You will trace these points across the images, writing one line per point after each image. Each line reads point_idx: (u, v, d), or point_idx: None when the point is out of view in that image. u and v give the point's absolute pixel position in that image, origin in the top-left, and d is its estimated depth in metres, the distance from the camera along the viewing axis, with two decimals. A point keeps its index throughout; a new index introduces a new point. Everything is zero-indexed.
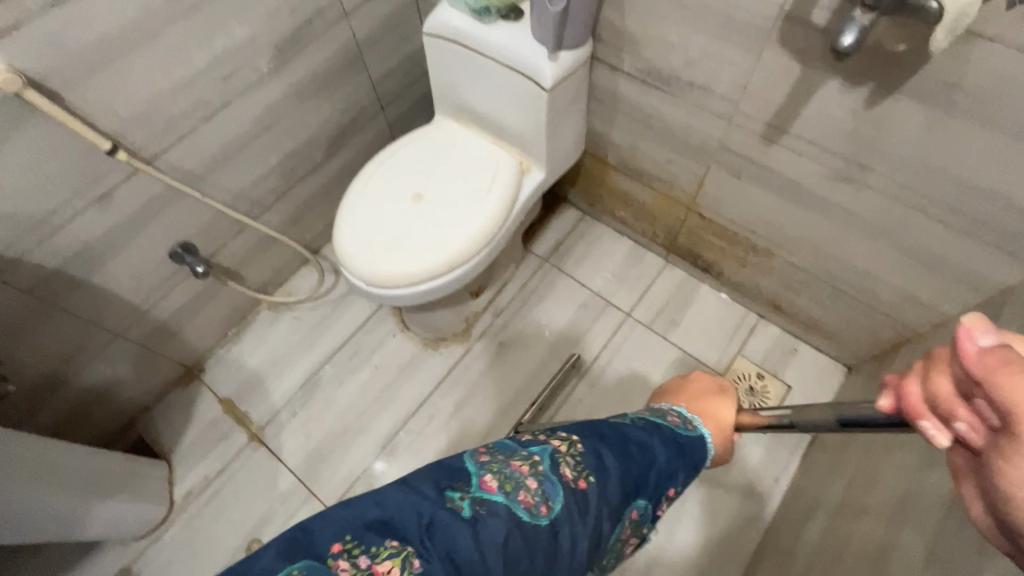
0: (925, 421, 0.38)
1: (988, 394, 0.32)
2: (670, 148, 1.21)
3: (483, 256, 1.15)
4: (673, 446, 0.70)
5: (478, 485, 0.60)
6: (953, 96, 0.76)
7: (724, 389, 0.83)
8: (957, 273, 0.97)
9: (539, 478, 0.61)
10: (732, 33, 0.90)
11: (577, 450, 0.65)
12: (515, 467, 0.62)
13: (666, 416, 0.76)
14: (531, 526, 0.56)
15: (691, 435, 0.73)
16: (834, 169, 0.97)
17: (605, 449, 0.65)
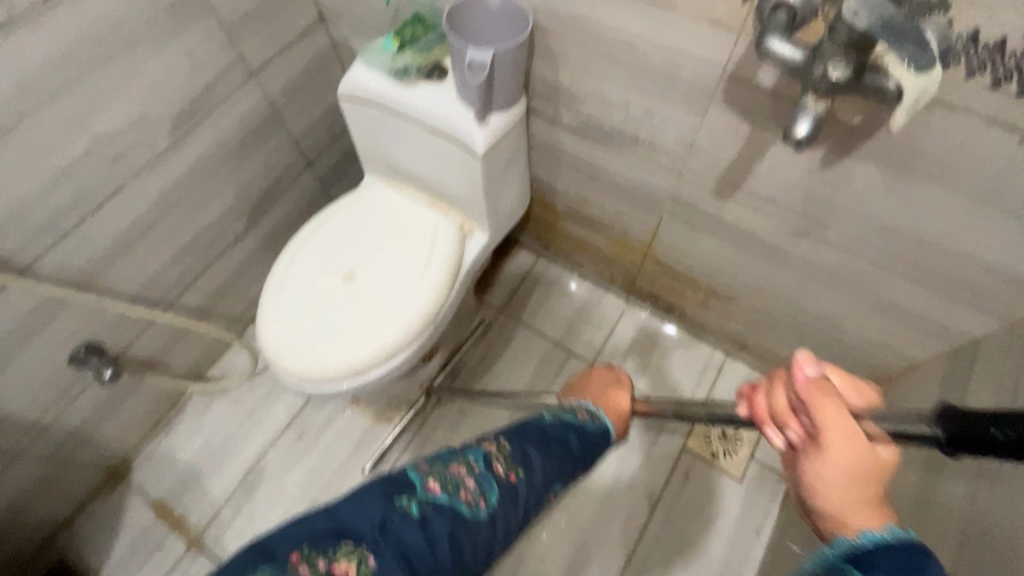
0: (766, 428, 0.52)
1: (807, 412, 0.45)
2: (620, 198, 1.13)
3: (427, 336, 1.04)
4: (581, 440, 0.74)
5: (420, 487, 0.57)
6: (913, 160, 0.70)
7: (620, 380, 0.92)
8: (925, 323, 0.93)
9: (476, 477, 0.60)
10: (674, 91, 0.82)
11: (506, 448, 0.65)
12: (453, 469, 0.60)
13: (577, 412, 0.79)
14: (473, 521, 0.56)
15: (597, 429, 0.78)
16: (792, 224, 0.91)
17: (532, 443, 0.67)
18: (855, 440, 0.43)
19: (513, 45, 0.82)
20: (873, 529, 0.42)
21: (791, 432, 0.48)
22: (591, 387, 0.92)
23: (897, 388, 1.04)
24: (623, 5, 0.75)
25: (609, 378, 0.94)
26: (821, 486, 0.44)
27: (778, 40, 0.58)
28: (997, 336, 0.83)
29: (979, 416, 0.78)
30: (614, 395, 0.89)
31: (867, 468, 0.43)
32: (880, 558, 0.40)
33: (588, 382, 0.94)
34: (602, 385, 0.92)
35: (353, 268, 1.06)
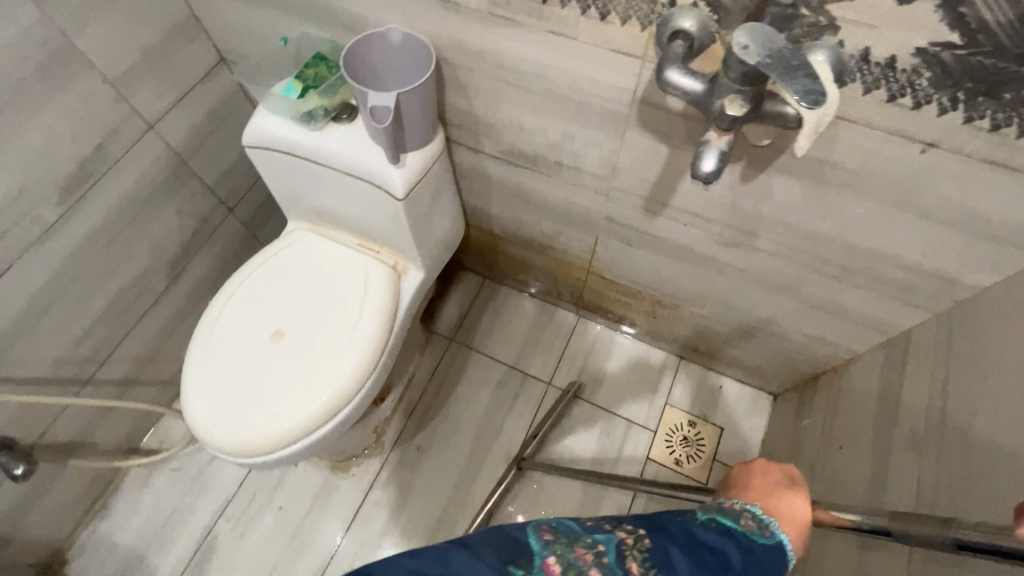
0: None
1: None
2: (556, 220, 1.11)
3: (367, 389, 1.00)
4: (751, 558, 0.50)
5: (537, 562, 0.46)
6: (824, 170, 0.70)
7: (796, 481, 0.59)
8: (859, 319, 0.94)
9: (601, 570, 0.46)
10: (589, 117, 0.80)
11: (647, 541, 0.49)
12: (579, 552, 0.47)
13: (739, 518, 0.54)
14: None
15: (768, 550, 0.52)
16: (721, 236, 0.91)
17: (681, 543, 0.49)
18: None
19: (419, 83, 0.79)
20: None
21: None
22: (755, 485, 0.60)
23: (841, 381, 1.06)
24: (527, 36, 0.73)
25: (779, 477, 0.60)
26: None
27: (677, 73, 0.56)
28: (926, 327, 0.86)
29: (916, 410, 0.79)
30: (789, 500, 0.57)
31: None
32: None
33: (748, 478, 0.61)
34: (770, 484, 0.59)
35: (281, 325, 1.01)
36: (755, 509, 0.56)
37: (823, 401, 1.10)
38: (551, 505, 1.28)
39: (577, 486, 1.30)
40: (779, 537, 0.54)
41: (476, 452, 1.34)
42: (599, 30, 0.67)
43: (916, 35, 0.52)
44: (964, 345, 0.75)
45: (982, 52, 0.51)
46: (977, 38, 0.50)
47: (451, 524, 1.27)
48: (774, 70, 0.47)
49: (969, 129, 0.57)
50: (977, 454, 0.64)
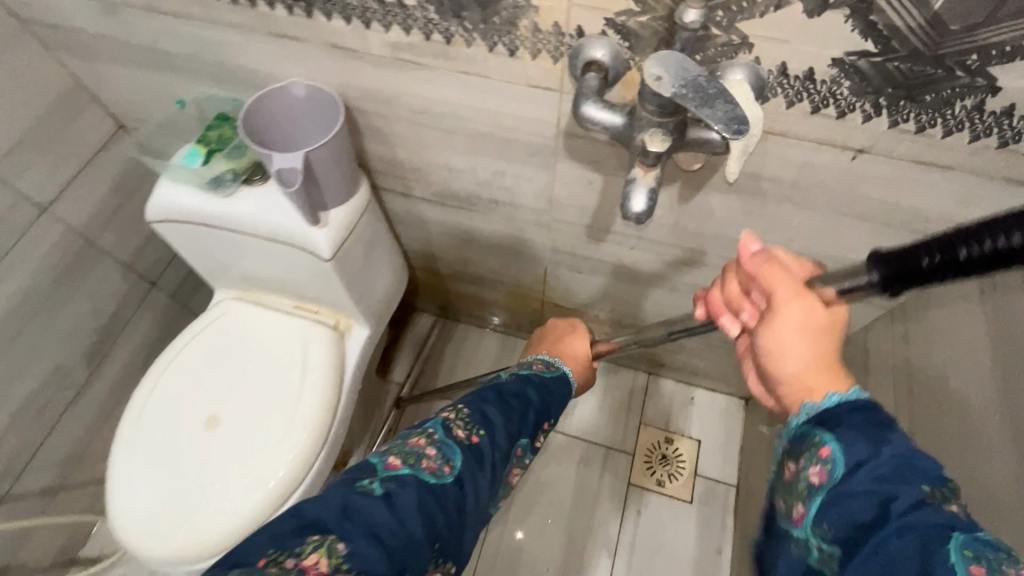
0: (721, 317, 0.54)
1: (760, 285, 0.47)
2: (502, 255, 1.07)
3: (317, 471, 0.92)
4: (542, 392, 0.64)
5: (379, 466, 0.49)
6: (761, 184, 0.68)
7: (576, 326, 0.83)
8: None
9: (436, 445, 0.51)
10: (517, 153, 0.76)
11: (465, 410, 0.56)
12: (412, 441, 0.52)
13: (532, 365, 0.70)
14: (442, 492, 0.48)
15: (555, 377, 0.69)
16: (669, 255, 0.88)
17: (493, 400, 0.58)
18: (807, 300, 0.44)
19: (329, 139, 0.73)
20: (837, 392, 0.44)
21: (749, 314, 0.49)
22: (547, 338, 0.82)
23: None
24: (436, 78, 0.68)
25: (562, 327, 0.83)
26: (784, 355, 0.45)
27: (593, 106, 0.53)
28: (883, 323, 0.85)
29: None
30: (569, 341, 0.80)
31: (828, 328, 0.44)
32: (853, 430, 0.41)
33: (542, 336, 0.83)
34: (557, 333, 0.82)
35: (215, 410, 0.92)
36: (544, 354, 0.76)
37: None
38: (537, 550, 1.22)
39: (561, 525, 1.24)
40: (564, 368, 0.73)
41: None
42: (511, 66, 0.63)
43: (831, 47, 0.50)
44: None
45: (897, 58, 0.49)
46: (891, 44, 0.49)
47: None
48: (691, 99, 0.44)
49: (896, 133, 0.56)
50: None
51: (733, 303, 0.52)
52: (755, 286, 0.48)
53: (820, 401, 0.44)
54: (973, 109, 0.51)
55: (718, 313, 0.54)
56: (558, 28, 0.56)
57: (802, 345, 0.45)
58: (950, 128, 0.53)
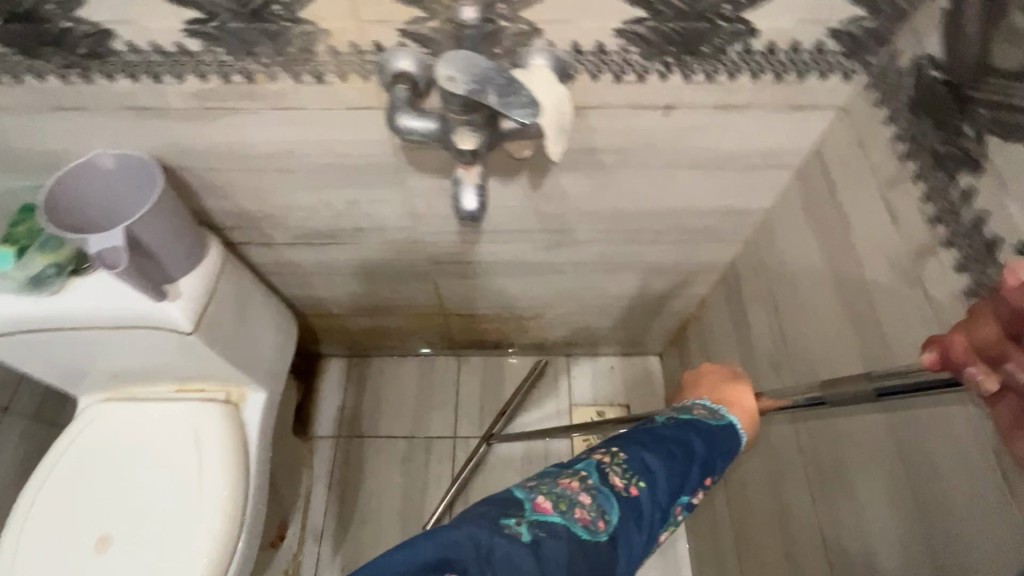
0: (964, 370, 0.38)
1: None
2: (386, 280, 1.04)
3: (239, 557, 0.85)
4: (710, 443, 0.53)
5: (528, 505, 0.45)
6: (597, 156, 0.71)
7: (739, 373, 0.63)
8: (693, 268, 0.99)
9: (591, 493, 0.46)
10: (362, 176, 0.75)
11: (622, 454, 0.50)
12: (564, 482, 0.47)
13: (693, 411, 0.57)
14: (593, 550, 0.44)
15: (723, 428, 0.56)
16: (542, 241, 0.90)
17: (653, 446, 0.51)
18: None
19: (149, 208, 0.67)
20: None
21: None
22: (700, 382, 0.63)
23: (703, 324, 1.11)
24: (253, 119, 0.65)
25: (723, 373, 0.63)
26: None
27: (407, 117, 0.53)
28: (744, 255, 0.92)
29: (764, 333, 0.85)
30: (734, 390, 0.61)
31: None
32: None
33: (694, 379, 0.65)
34: (716, 379, 0.62)
35: (106, 526, 0.82)
36: (705, 401, 0.59)
37: (699, 348, 1.14)
38: None
39: None
40: (731, 419, 0.57)
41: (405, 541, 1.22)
42: (323, 93, 0.61)
43: (609, 19, 0.54)
44: (776, 264, 0.81)
45: (667, 19, 0.54)
46: (658, 8, 0.53)
47: None
48: (490, 91, 0.45)
49: (691, 86, 0.61)
50: (822, 360, 0.69)
51: (987, 352, 0.35)
52: None
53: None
54: (743, 52, 0.57)
55: (957, 365, 0.38)
56: (356, 47, 0.56)
57: None
58: (732, 72, 0.59)
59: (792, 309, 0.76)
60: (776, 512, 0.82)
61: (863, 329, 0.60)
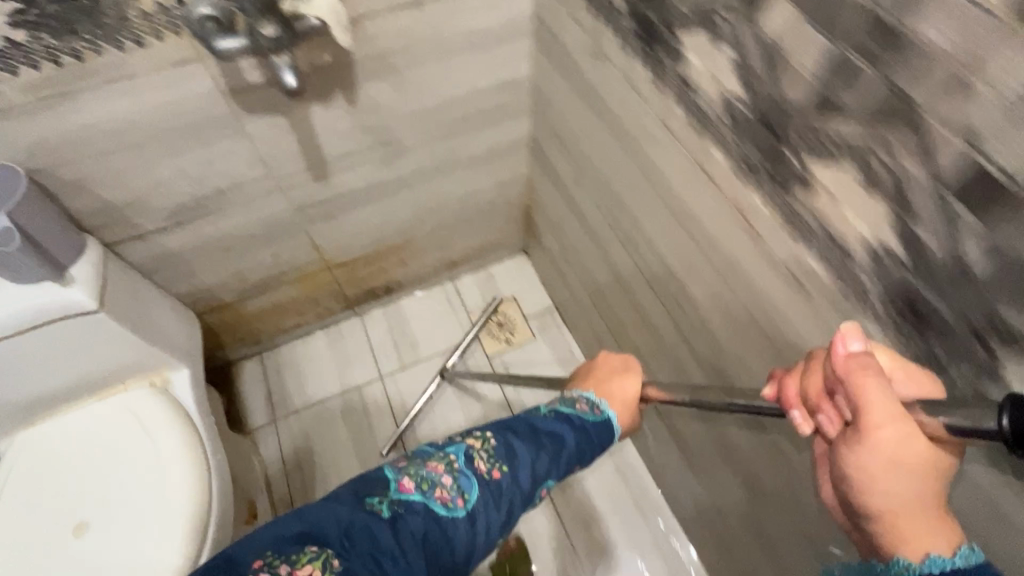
0: (794, 412, 0.49)
1: (847, 392, 0.41)
2: (264, 244, 1.17)
3: (220, 494, 0.94)
4: (582, 438, 0.61)
5: (394, 484, 0.52)
6: (385, 60, 0.93)
7: (631, 366, 0.70)
8: (506, 147, 1.25)
9: (454, 476, 0.54)
10: (207, 132, 0.89)
11: (491, 441, 0.57)
12: (432, 463, 0.55)
13: (574, 404, 0.64)
14: (446, 524, 0.51)
15: (598, 424, 0.63)
16: (378, 157, 1.10)
17: (523, 435, 0.58)
18: (905, 428, 0.39)
19: (18, 201, 0.77)
20: (940, 553, 0.39)
21: (828, 416, 0.44)
22: (593, 373, 0.71)
23: (536, 197, 1.38)
24: (93, 99, 0.78)
25: (615, 366, 0.71)
26: (873, 481, 0.40)
27: (219, 39, 0.69)
28: (534, 121, 1.19)
29: (564, 165, 1.12)
30: (620, 382, 0.68)
31: (923, 463, 0.39)
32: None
33: (590, 368, 0.73)
34: (607, 372, 0.70)
35: (83, 516, 0.87)
36: (589, 393, 0.67)
37: (542, 218, 1.41)
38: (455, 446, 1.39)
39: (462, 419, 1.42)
40: (608, 415, 0.65)
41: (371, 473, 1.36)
42: (148, 57, 0.76)
43: None
44: (550, 111, 1.09)
45: None
46: None
47: None
48: None
49: None
50: (592, 152, 0.97)
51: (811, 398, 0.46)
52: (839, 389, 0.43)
53: (918, 559, 0.39)
54: None
55: (793, 407, 0.49)
56: (160, 6, 0.72)
57: (896, 483, 0.39)
58: None
59: (568, 132, 1.03)
60: (618, 284, 1.10)
61: (598, 111, 0.88)
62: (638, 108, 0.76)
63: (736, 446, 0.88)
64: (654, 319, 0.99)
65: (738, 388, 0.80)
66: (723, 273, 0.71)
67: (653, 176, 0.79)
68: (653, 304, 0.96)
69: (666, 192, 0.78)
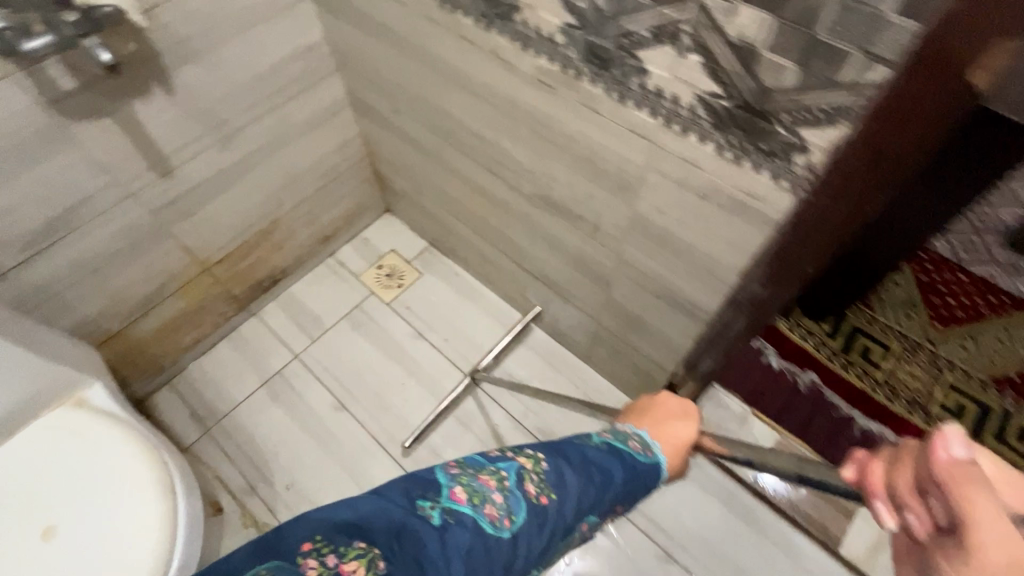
0: (878, 504, 0.36)
1: (947, 496, 0.29)
2: (133, 257, 1.22)
3: (173, 460, 1.01)
4: (629, 473, 0.66)
5: (447, 491, 0.59)
6: (188, 46, 1.05)
7: (690, 411, 0.76)
8: (330, 109, 1.40)
9: (504, 494, 0.59)
10: (40, 149, 0.95)
11: (544, 466, 0.63)
12: (483, 480, 0.61)
13: (627, 441, 0.70)
14: (491, 540, 0.56)
15: (646, 465, 0.68)
16: (214, 142, 1.21)
17: (573, 463, 0.64)
18: None
19: None
20: None
21: (915, 516, 0.32)
22: (650, 412, 0.78)
23: (375, 150, 1.55)
24: None
25: (674, 408, 0.77)
26: None
27: (26, 41, 0.78)
28: (345, 79, 1.35)
29: (382, 102, 1.30)
30: (675, 426, 0.74)
31: None
32: None
33: (649, 408, 0.79)
34: (666, 413, 0.76)
35: (49, 520, 0.90)
36: (642, 432, 0.73)
37: (387, 167, 1.58)
38: (386, 384, 1.53)
39: (383, 360, 1.57)
40: (658, 457, 0.70)
41: (317, 435, 1.45)
42: None
43: None
44: (353, 61, 1.26)
45: None
46: None
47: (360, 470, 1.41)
48: None
49: None
50: (395, 76, 1.16)
51: (894, 489, 0.34)
52: (936, 495, 0.30)
53: None
54: None
55: (877, 496, 0.36)
56: None
57: None
58: None
59: (373, 70, 1.22)
60: (461, 183, 1.31)
61: (385, 35, 1.07)
62: (408, 15, 0.96)
63: (580, 255, 1.13)
64: (493, 192, 1.21)
65: (558, 203, 1.05)
66: (509, 111, 0.94)
67: (440, 65, 1.00)
68: (487, 178, 1.18)
69: (452, 75, 0.99)
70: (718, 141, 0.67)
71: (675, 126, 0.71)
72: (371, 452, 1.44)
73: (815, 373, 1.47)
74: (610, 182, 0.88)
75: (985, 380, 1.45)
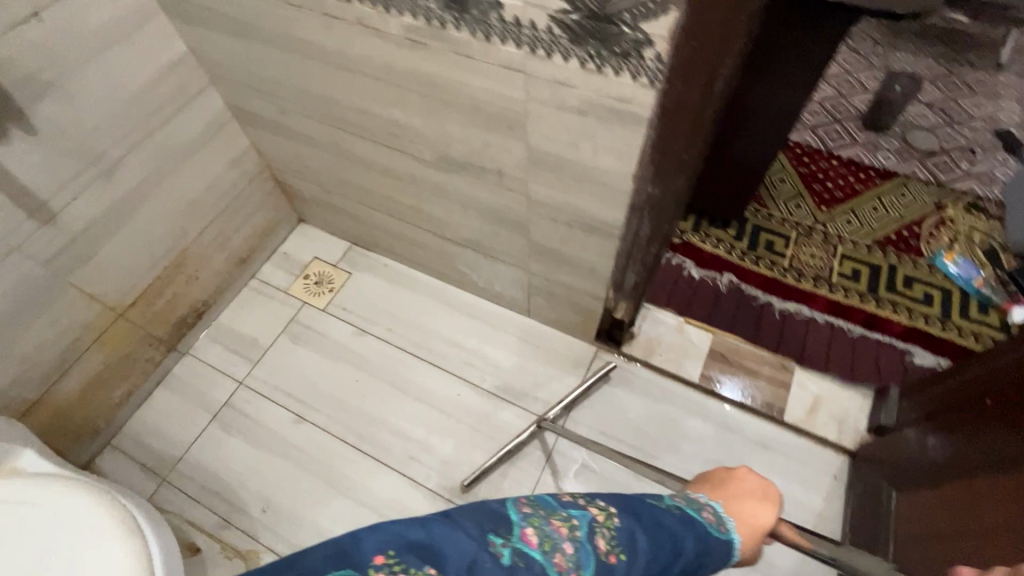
0: None
1: None
2: (35, 316, 1.15)
3: (134, 500, 0.97)
4: (698, 541, 0.67)
5: (518, 532, 0.62)
6: (42, 79, 0.99)
7: (769, 494, 0.79)
8: (213, 125, 1.36)
9: (574, 542, 0.61)
10: None
11: (616, 521, 0.65)
12: (555, 526, 0.63)
13: (701, 510, 0.73)
14: None
15: (720, 541, 0.70)
16: (95, 177, 1.15)
17: (642, 524, 0.65)
18: None
19: None
20: None
21: None
22: (723, 484, 0.81)
23: (271, 159, 1.52)
24: None
25: (752, 487, 0.80)
26: None
27: None
28: (222, 90, 1.32)
29: (266, 105, 1.29)
30: (754, 504, 0.77)
31: None
32: None
33: (726, 477, 0.82)
34: (745, 490, 0.79)
35: None
36: (717, 502, 0.76)
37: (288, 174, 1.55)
38: (339, 385, 1.52)
39: (331, 364, 1.55)
40: (732, 534, 0.72)
41: (282, 453, 1.43)
42: None
43: None
44: (225, 68, 1.23)
45: None
46: None
47: (334, 472, 1.40)
48: None
49: None
50: (272, 73, 1.15)
51: None
52: None
53: None
54: None
55: None
56: None
57: None
58: None
59: (247, 73, 1.20)
60: (363, 168, 1.32)
61: (250, 33, 1.07)
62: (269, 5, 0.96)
63: (493, 208, 1.18)
64: (395, 168, 1.24)
65: (459, 160, 1.09)
66: (390, 78, 0.97)
67: (313, 49, 1.01)
68: (387, 155, 1.20)
69: (327, 57, 1.01)
70: (580, 56, 0.74)
71: (540, 51, 0.76)
72: (341, 454, 1.43)
73: (732, 274, 1.60)
74: (499, 124, 0.93)
75: (870, 245, 1.65)
